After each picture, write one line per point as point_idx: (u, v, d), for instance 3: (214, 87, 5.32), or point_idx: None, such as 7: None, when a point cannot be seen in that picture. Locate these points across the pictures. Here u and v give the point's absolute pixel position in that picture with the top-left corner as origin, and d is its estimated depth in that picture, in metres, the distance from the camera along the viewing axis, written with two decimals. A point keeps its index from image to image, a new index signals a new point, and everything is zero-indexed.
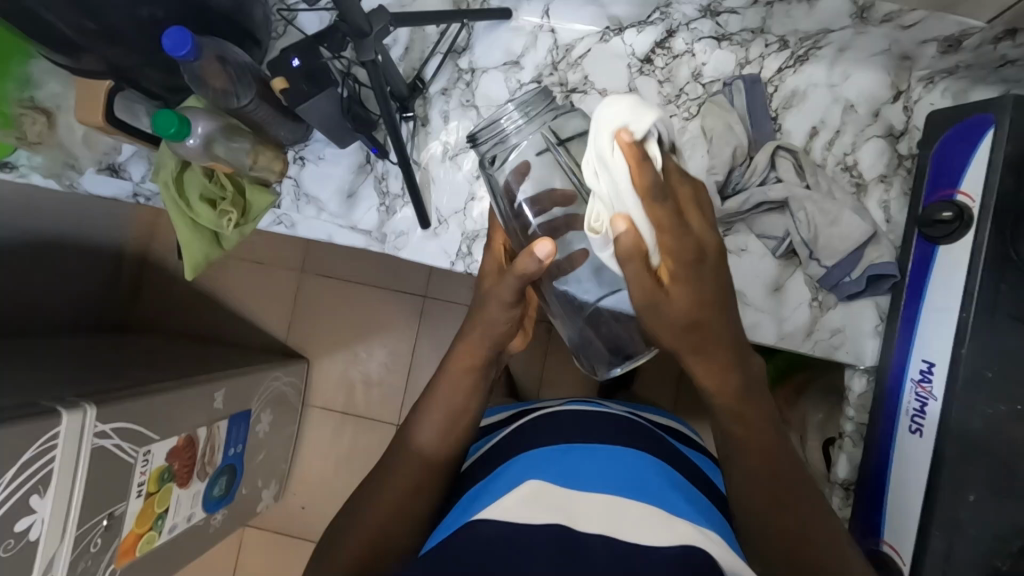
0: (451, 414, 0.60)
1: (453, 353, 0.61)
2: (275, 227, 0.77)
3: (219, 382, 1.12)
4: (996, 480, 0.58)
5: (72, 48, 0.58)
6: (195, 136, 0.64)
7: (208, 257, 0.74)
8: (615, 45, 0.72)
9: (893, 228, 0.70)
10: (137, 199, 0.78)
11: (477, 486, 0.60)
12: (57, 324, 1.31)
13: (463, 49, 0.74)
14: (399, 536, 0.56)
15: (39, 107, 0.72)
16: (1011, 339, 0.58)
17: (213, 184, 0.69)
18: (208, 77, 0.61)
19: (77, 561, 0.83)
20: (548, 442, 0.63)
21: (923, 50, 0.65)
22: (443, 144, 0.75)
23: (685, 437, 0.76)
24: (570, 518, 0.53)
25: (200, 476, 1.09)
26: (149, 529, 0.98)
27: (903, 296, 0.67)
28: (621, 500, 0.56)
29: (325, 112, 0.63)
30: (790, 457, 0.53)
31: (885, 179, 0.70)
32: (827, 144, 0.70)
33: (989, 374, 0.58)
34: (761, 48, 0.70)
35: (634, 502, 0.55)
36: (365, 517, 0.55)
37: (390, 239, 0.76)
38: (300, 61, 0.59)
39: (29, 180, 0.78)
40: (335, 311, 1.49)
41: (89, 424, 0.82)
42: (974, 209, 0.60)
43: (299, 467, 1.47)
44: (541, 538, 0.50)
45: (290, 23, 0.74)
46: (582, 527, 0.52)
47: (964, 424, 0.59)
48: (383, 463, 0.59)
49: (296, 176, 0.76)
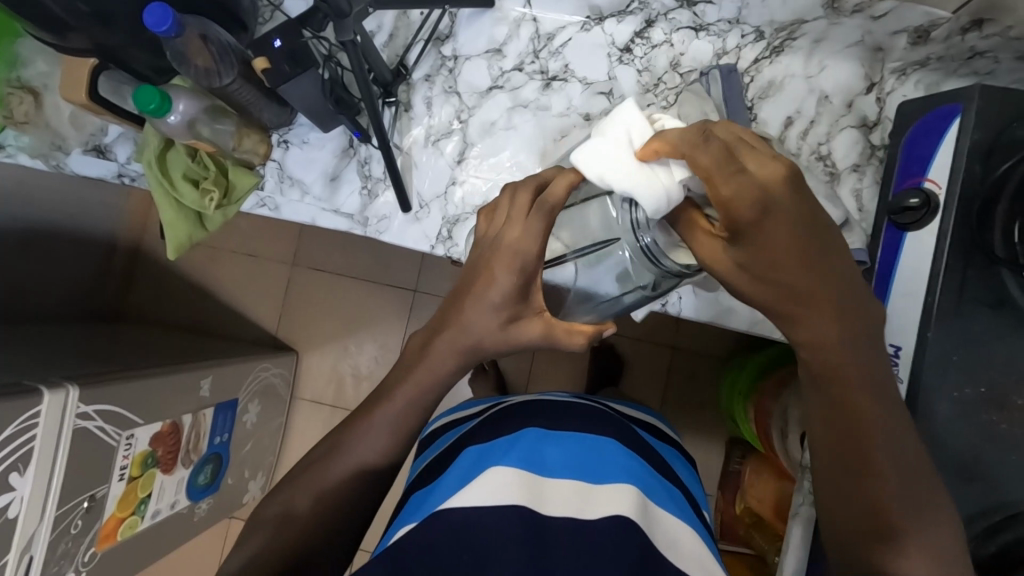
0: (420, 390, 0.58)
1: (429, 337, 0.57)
2: (260, 209, 0.78)
3: (206, 369, 1.12)
4: (962, 464, 0.59)
5: (58, 27, 0.59)
6: (177, 113, 0.65)
7: (191, 238, 0.75)
8: (596, 34, 0.74)
9: (865, 216, 0.71)
10: (122, 179, 0.78)
11: (444, 471, 0.61)
12: (48, 312, 1.32)
13: (447, 36, 0.76)
14: (356, 510, 0.58)
15: (26, 87, 0.73)
16: (976, 323, 0.59)
17: (196, 164, 0.70)
18: (190, 55, 0.61)
19: (57, 542, 0.83)
20: (521, 427, 0.64)
21: (895, 41, 0.67)
22: (426, 129, 0.76)
23: (656, 428, 0.78)
24: (538, 502, 0.54)
25: (185, 463, 1.09)
26: (132, 514, 0.98)
27: (874, 282, 0.68)
28: (585, 487, 0.57)
29: (307, 94, 0.65)
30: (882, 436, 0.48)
31: (859, 169, 0.71)
32: (802, 133, 0.72)
33: (954, 358, 0.59)
34: (738, 39, 0.71)
35: (598, 488, 0.57)
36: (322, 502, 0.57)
37: (372, 222, 0.77)
38: (282, 41, 0.60)
39: (16, 160, 0.78)
40: (325, 303, 1.50)
41: (71, 404, 0.83)
42: (940, 196, 0.61)
43: (288, 459, 1.48)
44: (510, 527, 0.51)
45: (277, 9, 0.75)
46: (548, 511, 0.54)
47: (929, 407, 0.60)
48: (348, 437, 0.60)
49: (280, 159, 0.76)
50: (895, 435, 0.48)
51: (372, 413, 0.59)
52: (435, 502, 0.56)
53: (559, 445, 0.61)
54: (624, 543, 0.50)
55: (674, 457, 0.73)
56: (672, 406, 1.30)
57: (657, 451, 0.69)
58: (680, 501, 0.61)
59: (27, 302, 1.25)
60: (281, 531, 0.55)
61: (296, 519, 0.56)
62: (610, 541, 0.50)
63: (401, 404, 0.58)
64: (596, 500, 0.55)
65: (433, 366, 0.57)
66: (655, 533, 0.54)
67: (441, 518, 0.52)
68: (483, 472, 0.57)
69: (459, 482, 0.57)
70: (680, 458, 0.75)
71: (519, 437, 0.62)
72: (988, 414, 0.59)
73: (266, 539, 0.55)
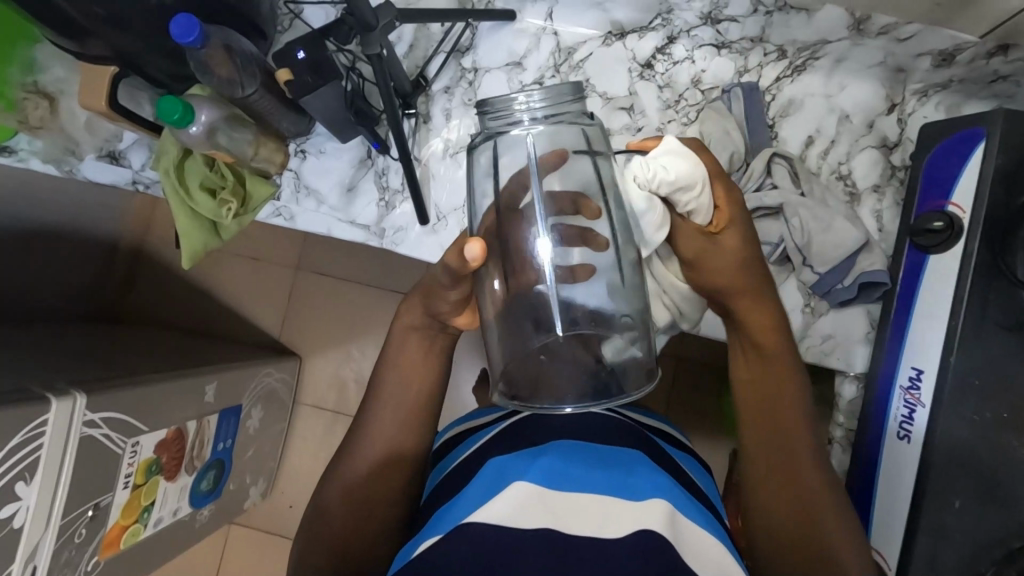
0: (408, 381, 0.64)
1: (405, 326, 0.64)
2: (275, 219, 0.77)
3: (210, 375, 1.11)
4: (982, 489, 0.59)
5: (80, 33, 0.58)
6: (199, 123, 0.65)
7: (207, 247, 0.74)
8: (617, 49, 0.73)
9: (885, 237, 0.71)
10: (136, 186, 0.78)
11: (465, 484, 0.61)
12: (49, 314, 1.30)
13: (467, 48, 0.75)
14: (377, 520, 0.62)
15: (42, 91, 0.73)
16: (998, 348, 0.59)
17: (214, 172, 0.70)
18: (214, 65, 0.61)
19: (61, 552, 0.82)
20: (546, 441, 0.63)
21: (918, 62, 0.67)
22: (444, 141, 0.75)
23: (671, 437, 0.77)
24: (563, 517, 0.54)
25: (188, 470, 1.08)
26: (135, 521, 0.97)
27: (894, 304, 0.68)
28: (612, 500, 0.56)
29: (329, 104, 0.64)
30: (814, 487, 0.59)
31: (879, 190, 0.71)
32: (822, 153, 0.72)
33: (977, 382, 0.59)
34: (760, 57, 0.71)
35: (625, 502, 0.55)
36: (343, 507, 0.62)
37: (389, 234, 0.76)
38: (305, 53, 0.60)
39: (27, 165, 0.77)
40: (329, 308, 1.49)
41: (78, 413, 0.81)
42: (964, 219, 0.61)
43: (289, 465, 1.46)
44: (537, 551, 0.51)
45: (296, 17, 0.74)
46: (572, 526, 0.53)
47: (950, 430, 0.59)
48: (358, 431, 0.65)
49: (296, 169, 0.76)
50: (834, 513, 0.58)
51: (370, 410, 0.65)
52: (457, 515, 0.55)
53: (585, 461, 0.60)
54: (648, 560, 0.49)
55: (698, 470, 0.73)
56: (677, 415, 1.29)
57: (677, 464, 0.69)
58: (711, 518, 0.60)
59: (28, 303, 1.23)
60: (319, 534, 0.61)
61: (329, 521, 0.62)
62: (638, 555, 0.50)
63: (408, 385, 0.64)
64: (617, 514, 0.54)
65: (415, 361, 0.64)
66: (679, 544, 0.52)
67: (467, 541, 0.51)
68: (505, 488, 0.56)
69: (484, 496, 0.56)
70: (703, 470, 0.74)
71: (543, 449, 0.62)
72: (1010, 439, 0.59)
73: (308, 544, 0.61)
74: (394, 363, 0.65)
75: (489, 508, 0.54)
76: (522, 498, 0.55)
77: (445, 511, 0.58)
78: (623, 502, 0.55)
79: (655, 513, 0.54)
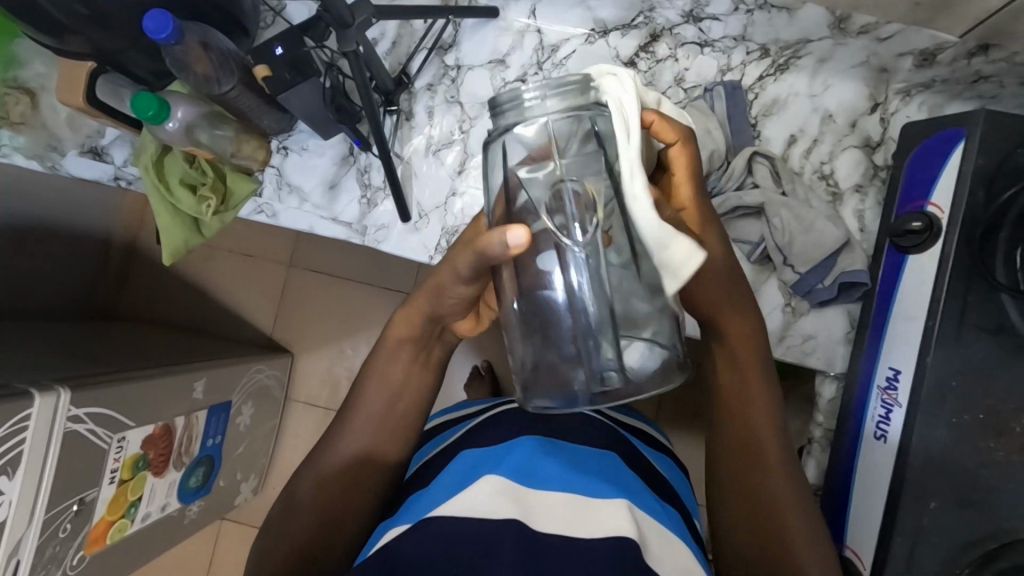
0: (393, 396, 0.61)
1: (399, 321, 0.61)
2: (257, 215, 0.77)
3: (200, 371, 1.11)
4: (959, 491, 0.59)
5: (57, 29, 0.57)
6: (175, 120, 0.65)
7: (189, 243, 0.74)
8: (601, 47, 0.73)
9: (867, 237, 0.71)
10: (118, 182, 0.78)
11: (437, 477, 0.61)
12: (41, 311, 1.31)
13: (450, 45, 0.75)
14: (339, 526, 0.58)
15: (23, 87, 0.73)
16: (976, 350, 0.59)
17: (194, 169, 0.70)
18: (190, 61, 0.61)
19: (44, 546, 0.82)
20: (515, 435, 0.64)
21: (900, 62, 0.66)
22: (427, 138, 0.75)
23: (648, 439, 0.78)
24: (526, 513, 0.53)
25: (176, 466, 1.08)
26: (121, 517, 0.97)
27: (873, 303, 0.68)
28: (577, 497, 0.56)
29: (308, 101, 0.64)
30: (799, 521, 0.52)
31: (861, 190, 0.71)
32: (804, 152, 0.72)
33: (954, 384, 0.59)
34: (742, 56, 0.71)
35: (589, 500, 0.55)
36: (311, 509, 0.58)
37: (371, 231, 0.76)
38: (283, 49, 0.60)
39: (12, 160, 0.78)
40: (321, 305, 1.49)
41: (63, 407, 0.81)
42: (942, 220, 0.61)
43: (280, 460, 1.47)
44: (507, 536, 0.50)
45: (278, 14, 0.74)
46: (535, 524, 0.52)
47: (928, 430, 0.59)
48: (337, 422, 0.63)
49: (278, 166, 0.76)
50: (813, 544, 0.51)
51: (350, 409, 0.62)
52: (424, 508, 0.56)
53: (557, 456, 0.61)
54: (619, 556, 0.49)
55: (670, 468, 0.73)
56: (668, 415, 1.29)
57: (649, 462, 0.69)
58: (677, 519, 0.60)
59: (18, 299, 1.23)
60: (277, 538, 0.57)
61: (291, 523, 0.57)
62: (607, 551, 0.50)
63: (388, 396, 0.61)
64: (588, 512, 0.54)
65: (395, 364, 0.62)
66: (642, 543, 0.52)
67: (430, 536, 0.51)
68: (472, 484, 0.56)
69: (452, 488, 0.56)
70: (677, 470, 0.74)
71: (512, 445, 0.62)
72: (987, 441, 0.59)
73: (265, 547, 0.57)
74: (390, 364, 0.62)
75: (454, 501, 0.54)
76: (489, 491, 0.54)
77: (412, 502, 0.58)
78: (590, 501, 0.55)
79: (622, 513, 0.54)
